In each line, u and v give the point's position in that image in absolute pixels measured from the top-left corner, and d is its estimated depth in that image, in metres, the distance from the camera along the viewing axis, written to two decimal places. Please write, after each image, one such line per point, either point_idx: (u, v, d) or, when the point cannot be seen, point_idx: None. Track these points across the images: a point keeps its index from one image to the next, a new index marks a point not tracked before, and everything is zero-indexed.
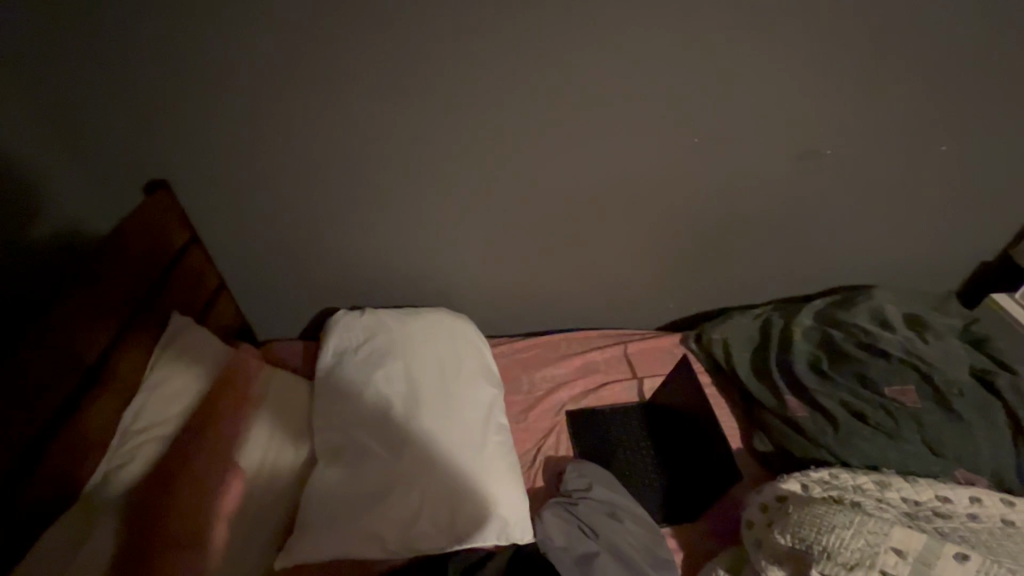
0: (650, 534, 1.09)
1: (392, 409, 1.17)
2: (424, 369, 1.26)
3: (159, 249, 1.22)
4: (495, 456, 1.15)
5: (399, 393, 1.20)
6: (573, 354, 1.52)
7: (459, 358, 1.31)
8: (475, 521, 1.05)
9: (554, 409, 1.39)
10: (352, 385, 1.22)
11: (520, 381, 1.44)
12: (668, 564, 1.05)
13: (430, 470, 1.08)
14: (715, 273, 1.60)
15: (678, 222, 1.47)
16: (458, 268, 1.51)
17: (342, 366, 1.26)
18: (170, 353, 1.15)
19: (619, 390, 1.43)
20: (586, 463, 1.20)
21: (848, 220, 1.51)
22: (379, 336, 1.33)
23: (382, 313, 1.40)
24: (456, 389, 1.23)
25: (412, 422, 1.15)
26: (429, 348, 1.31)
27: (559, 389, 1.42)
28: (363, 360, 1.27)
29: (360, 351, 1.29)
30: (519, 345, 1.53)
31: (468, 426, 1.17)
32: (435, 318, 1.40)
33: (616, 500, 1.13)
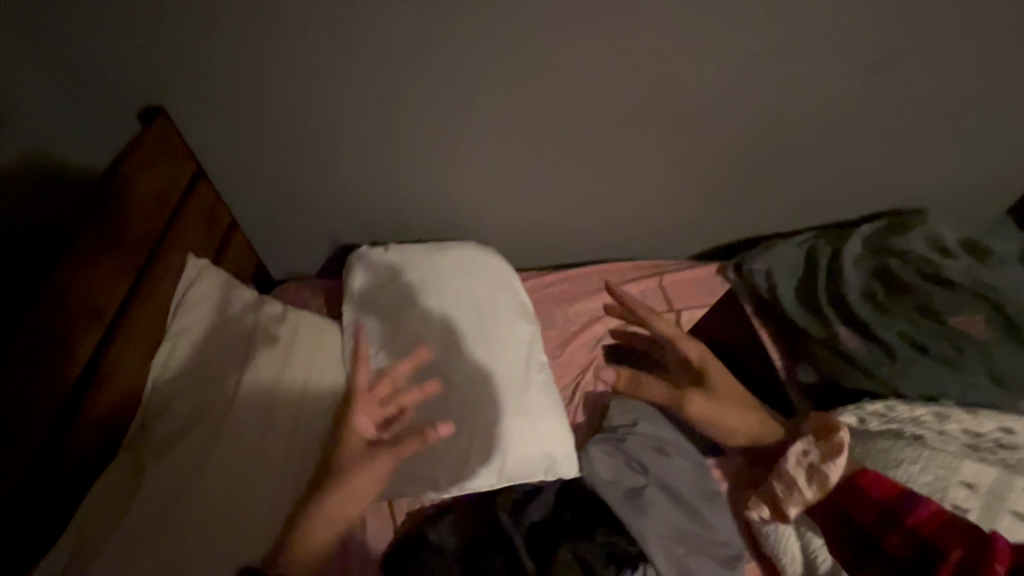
0: (697, 467, 1.09)
1: (433, 352, 1.13)
2: (458, 307, 1.20)
3: (165, 185, 1.11)
4: (541, 396, 1.12)
5: (436, 335, 1.15)
6: (606, 287, 1.46)
7: (494, 296, 1.25)
8: (523, 459, 1.05)
9: (589, 344, 1.34)
10: (387, 327, 1.17)
11: (553, 317, 1.39)
12: (716, 496, 1.06)
13: (478, 413, 1.06)
14: (756, 201, 1.50)
15: (720, 145, 1.36)
16: (482, 201, 1.41)
17: (373, 308, 1.21)
18: (192, 297, 1.07)
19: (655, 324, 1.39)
20: (631, 399, 1.17)
21: (901, 140, 1.39)
22: (407, 275, 1.25)
23: (408, 249, 1.31)
24: (494, 328, 1.18)
25: (454, 365, 1.11)
26: (461, 286, 1.24)
27: (594, 324, 1.38)
28: (394, 300, 1.21)
29: (390, 290, 1.23)
30: (550, 280, 1.47)
31: (510, 367, 1.13)
32: (463, 253, 1.32)
33: (662, 435, 1.12)
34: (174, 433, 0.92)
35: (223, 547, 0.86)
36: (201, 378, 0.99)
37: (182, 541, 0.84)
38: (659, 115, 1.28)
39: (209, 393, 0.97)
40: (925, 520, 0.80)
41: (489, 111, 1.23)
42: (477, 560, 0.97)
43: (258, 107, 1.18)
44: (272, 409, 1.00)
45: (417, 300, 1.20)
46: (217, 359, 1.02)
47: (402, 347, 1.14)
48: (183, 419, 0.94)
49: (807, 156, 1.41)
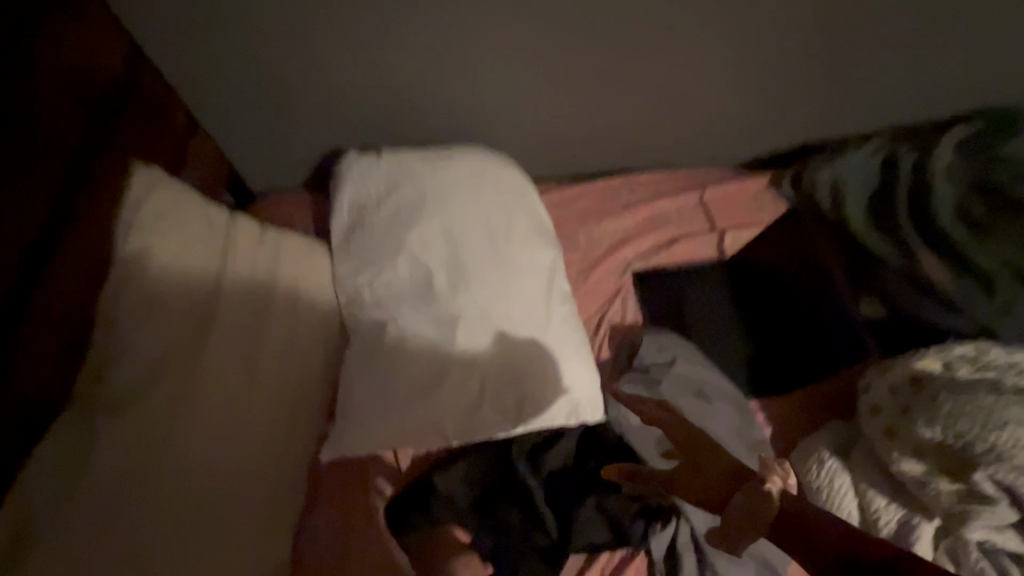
0: (740, 413, 0.96)
1: (436, 278, 0.95)
2: (467, 226, 1.01)
3: (95, 70, 0.88)
4: (564, 330, 0.97)
5: (442, 257, 0.97)
6: (638, 202, 1.25)
7: (509, 213, 1.06)
8: (544, 403, 0.89)
9: (617, 271, 1.16)
10: (382, 248, 0.99)
11: (576, 237, 1.20)
12: (761, 446, 0.93)
13: (491, 349, 0.91)
14: (818, 97, 1.25)
15: (783, 15, 1.10)
16: (491, 95, 1.16)
17: (366, 225, 1.02)
18: (144, 210, 0.87)
19: (694, 246, 1.19)
20: (666, 335, 1.02)
21: (1004, 12, 1.14)
22: (405, 187, 1.05)
23: (405, 157, 1.10)
24: (509, 251, 1.00)
25: (462, 293, 0.94)
26: (470, 200, 1.04)
27: (624, 246, 1.19)
28: (391, 216, 1.02)
29: (385, 207, 1.03)
30: (572, 193, 1.26)
31: (530, 297, 0.97)
32: (471, 161, 1.11)
33: (701, 377, 0.98)
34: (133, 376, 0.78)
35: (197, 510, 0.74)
36: (162, 309, 0.82)
37: (142, 512, 0.70)
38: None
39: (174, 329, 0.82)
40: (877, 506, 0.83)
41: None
42: (490, 515, 0.88)
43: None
44: (253, 348, 0.87)
45: (418, 216, 1.01)
46: (182, 287, 0.85)
47: (400, 272, 0.97)
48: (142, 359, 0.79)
49: (888, 34, 1.15)
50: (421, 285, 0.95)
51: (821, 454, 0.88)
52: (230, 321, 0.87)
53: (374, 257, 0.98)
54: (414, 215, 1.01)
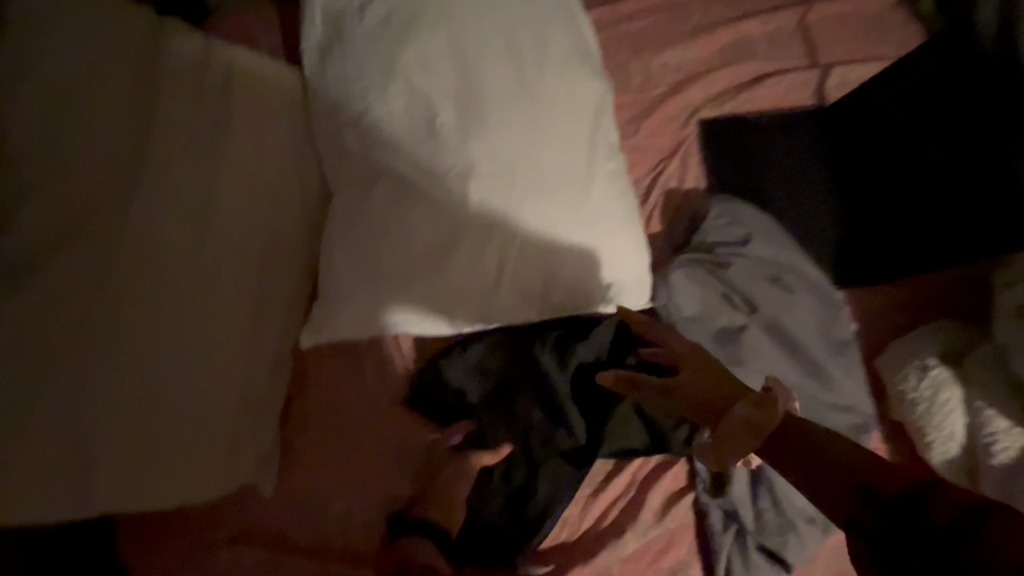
0: (824, 307, 0.76)
1: (442, 117, 0.69)
2: (484, 42, 0.72)
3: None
4: (610, 198, 0.73)
5: (450, 86, 0.70)
6: (715, 24, 0.93)
7: (543, 30, 0.76)
8: (581, 285, 0.70)
9: (679, 118, 0.89)
10: (365, 70, 0.71)
11: (629, 70, 0.90)
12: (846, 348, 0.75)
13: (515, 214, 0.68)
14: None
15: None
16: None
17: (342, 37, 0.73)
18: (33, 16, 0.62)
19: (785, 87, 0.89)
20: (736, 201, 0.79)
21: None
22: None
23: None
24: (541, 84, 0.73)
25: (479, 137, 0.69)
26: (488, 7, 0.74)
27: (691, 83, 0.90)
28: (379, 24, 0.73)
29: (369, 12, 0.73)
30: (625, 9, 0.93)
31: (567, 149, 0.72)
32: None
33: (780, 259, 0.77)
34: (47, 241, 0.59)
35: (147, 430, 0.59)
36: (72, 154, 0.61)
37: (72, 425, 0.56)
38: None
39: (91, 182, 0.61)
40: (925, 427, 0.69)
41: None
42: (507, 411, 0.73)
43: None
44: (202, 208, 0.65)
45: (417, 26, 0.72)
46: (95, 126, 0.62)
47: (391, 106, 0.69)
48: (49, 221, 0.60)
49: None
50: (423, 126, 0.69)
51: (928, 361, 0.70)
52: (169, 171, 0.64)
53: (355, 81, 0.71)
54: (411, 25, 0.72)
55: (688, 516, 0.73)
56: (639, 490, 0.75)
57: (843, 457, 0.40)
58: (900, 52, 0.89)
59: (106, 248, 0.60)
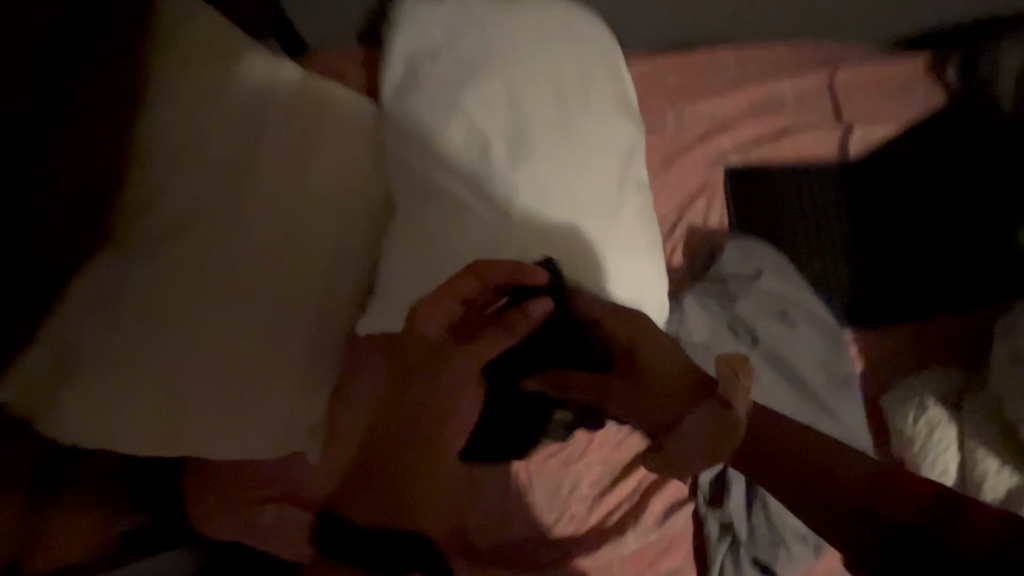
0: (829, 343, 0.82)
1: (495, 150, 0.81)
2: (533, 89, 0.85)
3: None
4: (632, 226, 0.83)
5: (503, 124, 0.83)
6: (745, 81, 1.03)
7: (588, 82, 0.88)
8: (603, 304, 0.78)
9: (707, 161, 0.98)
10: (432, 106, 0.83)
11: (664, 118, 1.00)
12: (846, 382, 0.81)
13: (549, 236, 0.78)
14: None
15: None
16: None
17: (414, 79, 0.86)
18: None
19: (809, 141, 0.97)
20: (753, 241, 0.87)
21: None
22: (465, 36, 0.89)
23: (468, 2, 0.92)
24: (582, 127, 0.84)
25: (524, 168, 0.80)
26: (542, 60, 0.87)
27: (720, 132, 0.99)
28: (447, 70, 0.86)
29: (442, 59, 0.87)
30: (664, 65, 1.04)
31: (601, 183, 0.83)
32: (547, 11, 0.92)
33: (790, 296, 0.84)
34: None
35: (172, 413, 0.57)
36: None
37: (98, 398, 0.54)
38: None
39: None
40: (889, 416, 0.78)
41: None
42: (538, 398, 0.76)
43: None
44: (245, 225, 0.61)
45: (480, 74, 0.85)
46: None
47: (452, 136, 0.82)
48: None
49: None
50: (477, 155, 0.81)
51: (924, 400, 0.74)
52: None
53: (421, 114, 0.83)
54: (475, 73, 0.85)
55: (685, 524, 0.79)
56: (641, 495, 0.81)
57: (840, 496, 0.34)
58: (920, 116, 0.96)
59: None
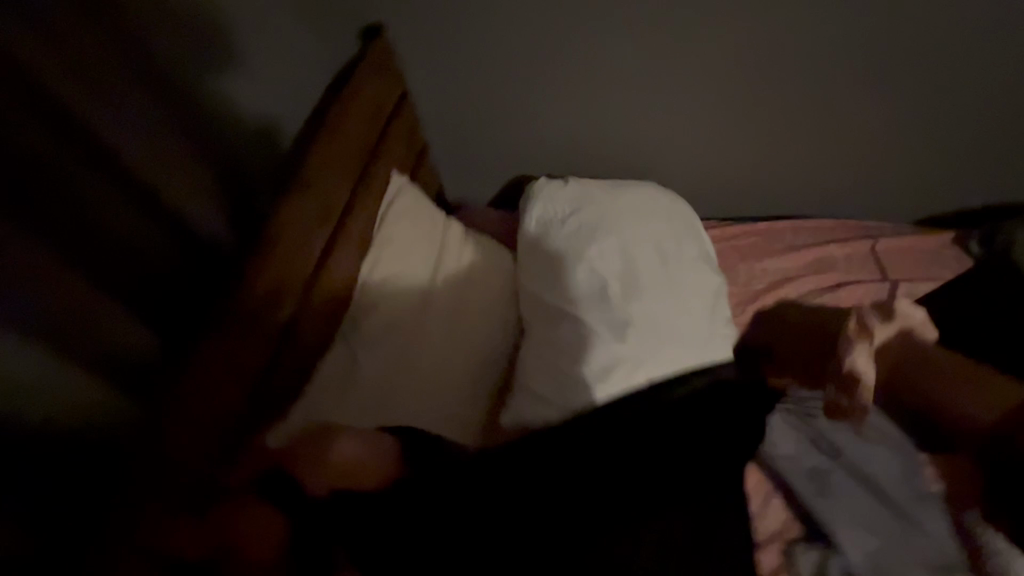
0: (905, 461, 0.95)
1: (615, 288, 1.07)
2: (640, 249, 1.13)
3: (379, 103, 1.13)
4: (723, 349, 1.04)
5: (618, 268, 1.11)
6: (802, 246, 1.30)
7: (680, 243, 1.17)
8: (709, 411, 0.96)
9: (778, 304, 1.20)
10: (564, 254, 1.13)
11: (738, 271, 1.27)
12: (926, 498, 0.91)
13: (657, 352, 1.01)
14: (994, 161, 1.27)
15: (973, 90, 1.17)
16: (677, 137, 1.31)
17: (548, 237, 1.17)
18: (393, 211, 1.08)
19: (862, 292, 1.19)
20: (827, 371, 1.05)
21: None
22: (587, 209, 1.21)
23: (587, 186, 1.27)
24: (679, 275, 1.11)
25: (637, 302, 1.06)
26: (646, 227, 1.18)
27: (786, 283, 1.24)
28: (573, 232, 1.17)
29: (569, 223, 1.19)
30: (733, 232, 1.34)
31: (696, 318, 1.07)
32: (649, 195, 1.25)
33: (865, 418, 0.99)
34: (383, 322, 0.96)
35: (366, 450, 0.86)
36: (407, 278, 1.02)
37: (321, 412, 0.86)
38: (926, 36, 1.10)
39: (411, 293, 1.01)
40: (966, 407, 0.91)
41: (718, 31, 1.14)
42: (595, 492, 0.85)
43: (485, 26, 1.18)
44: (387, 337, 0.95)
45: (600, 234, 1.15)
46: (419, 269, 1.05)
47: (579, 277, 1.09)
48: (387, 312, 0.97)
49: None
50: (600, 290, 1.07)
51: None
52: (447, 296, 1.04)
53: (556, 260, 1.12)
54: (594, 233, 1.16)
55: None
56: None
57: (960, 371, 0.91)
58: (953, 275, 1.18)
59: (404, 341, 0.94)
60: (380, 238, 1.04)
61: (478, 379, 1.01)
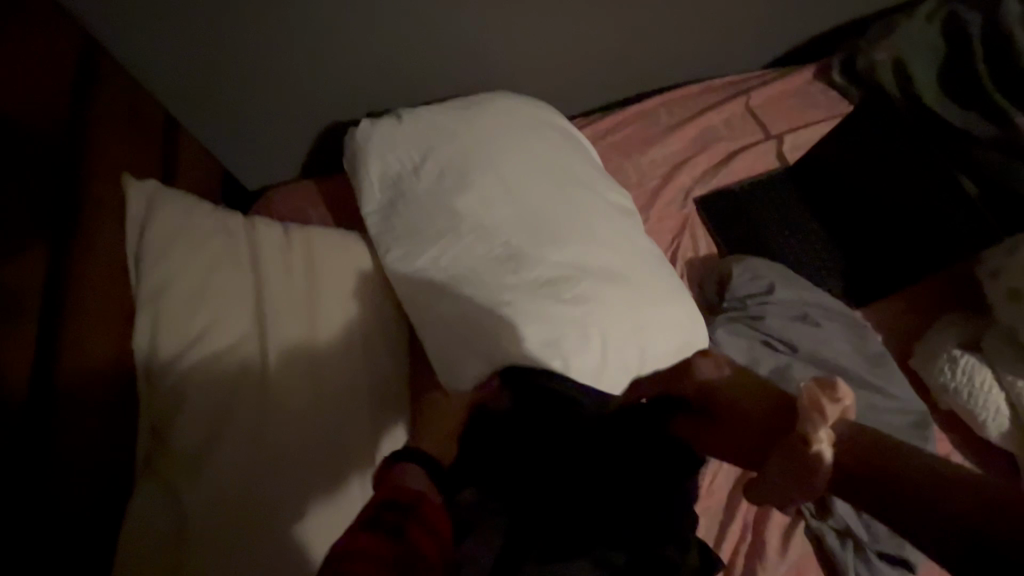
0: (851, 330, 0.89)
1: (521, 242, 0.82)
2: (522, 178, 0.87)
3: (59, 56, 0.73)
4: (661, 274, 0.86)
5: (506, 214, 0.84)
6: (681, 123, 1.13)
7: (562, 156, 0.93)
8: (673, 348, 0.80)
9: (677, 201, 1.05)
10: (435, 215, 0.84)
11: (625, 172, 1.07)
12: (882, 361, 0.86)
13: (601, 313, 0.78)
14: None
15: None
16: (505, 22, 1.01)
17: (397, 199, 0.86)
18: (156, 247, 0.75)
19: (752, 159, 1.09)
20: (752, 259, 0.94)
21: None
22: (437, 143, 0.90)
23: (423, 116, 0.95)
24: (580, 198, 0.88)
25: (552, 250, 0.81)
26: (518, 146, 0.92)
27: (679, 171, 1.07)
28: (429, 180, 0.87)
29: (422, 172, 0.88)
30: (605, 127, 1.13)
31: (619, 244, 0.86)
32: (504, 107, 0.97)
33: (804, 300, 0.90)
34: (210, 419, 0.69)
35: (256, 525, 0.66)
36: (214, 344, 0.73)
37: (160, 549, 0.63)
38: None
39: (239, 361, 0.73)
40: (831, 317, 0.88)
41: None
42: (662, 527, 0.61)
43: None
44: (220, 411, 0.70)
45: (470, 176, 0.87)
46: (232, 321, 0.75)
47: (467, 241, 0.81)
48: (212, 403, 0.70)
49: None
50: (505, 250, 0.81)
51: (954, 354, 0.83)
52: (283, 344, 0.76)
53: (428, 232, 0.82)
54: (461, 177, 0.86)
55: (805, 544, 0.80)
56: (757, 525, 0.81)
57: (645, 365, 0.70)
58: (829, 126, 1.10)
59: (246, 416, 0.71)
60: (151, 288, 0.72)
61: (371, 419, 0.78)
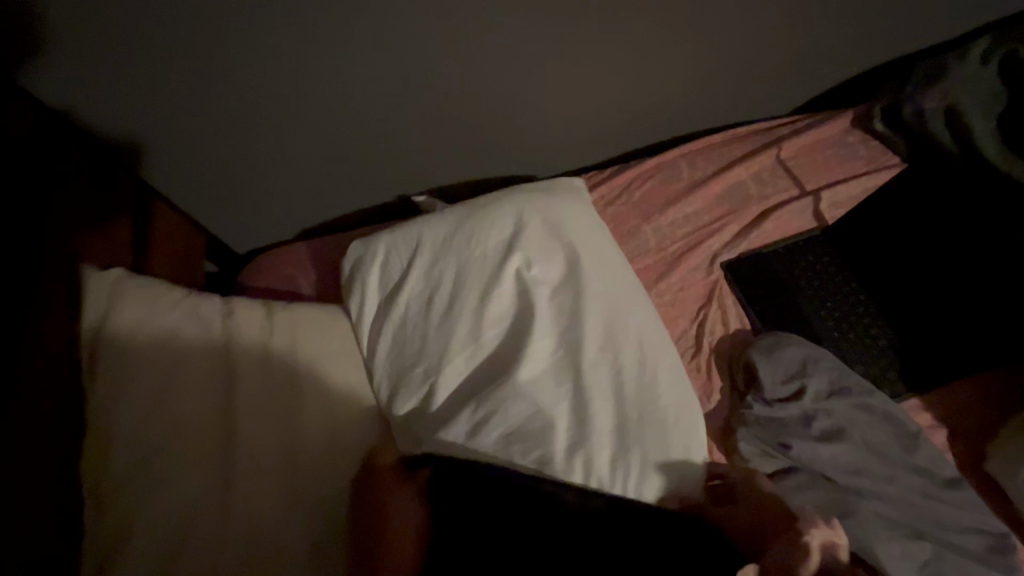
0: (905, 433, 0.76)
1: (488, 417, 0.69)
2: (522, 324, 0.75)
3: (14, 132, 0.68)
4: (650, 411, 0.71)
5: (466, 368, 0.74)
6: (704, 177, 1.02)
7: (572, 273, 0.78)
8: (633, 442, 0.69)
9: (702, 265, 0.94)
10: (412, 351, 0.75)
11: (645, 235, 0.97)
12: (945, 475, 0.74)
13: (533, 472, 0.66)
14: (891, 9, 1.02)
15: None
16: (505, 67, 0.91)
17: (379, 286, 0.79)
18: (110, 352, 0.67)
19: (787, 218, 0.97)
20: (785, 335, 0.83)
21: None
22: (450, 240, 0.79)
23: (426, 228, 0.80)
24: (550, 325, 0.75)
25: (511, 422, 0.69)
26: (509, 263, 0.77)
27: (704, 232, 0.96)
28: (417, 289, 0.77)
29: (405, 295, 0.77)
30: (622, 183, 1.02)
31: (586, 396, 0.71)
32: (548, 202, 0.81)
33: (848, 393, 0.78)
34: (180, 519, 0.63)
35: None
36: (176, 421, 0.66)
37: None
38: None
39: (208, 434, 0.68)
40: (878, 417, 0.77)
41: None
42: None
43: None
44: (179, 536, 0.62)
45: (455, 314, 0.75)
46: (195, 441, 0.66)
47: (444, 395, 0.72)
48: (176, 530, 0.62)
49: None
50: (475, 410, 0.70)
51: None
52: (252, 422, 0.69)
53: (414, 366, 0.74)
54: (455, 311, 0.75)
55: None
56: None
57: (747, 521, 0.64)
58: (887, 175, 0.98)
59: (203, 540, 0.62)
60: (104, 394, 0.65)
61: (354, 471, 0.70)
